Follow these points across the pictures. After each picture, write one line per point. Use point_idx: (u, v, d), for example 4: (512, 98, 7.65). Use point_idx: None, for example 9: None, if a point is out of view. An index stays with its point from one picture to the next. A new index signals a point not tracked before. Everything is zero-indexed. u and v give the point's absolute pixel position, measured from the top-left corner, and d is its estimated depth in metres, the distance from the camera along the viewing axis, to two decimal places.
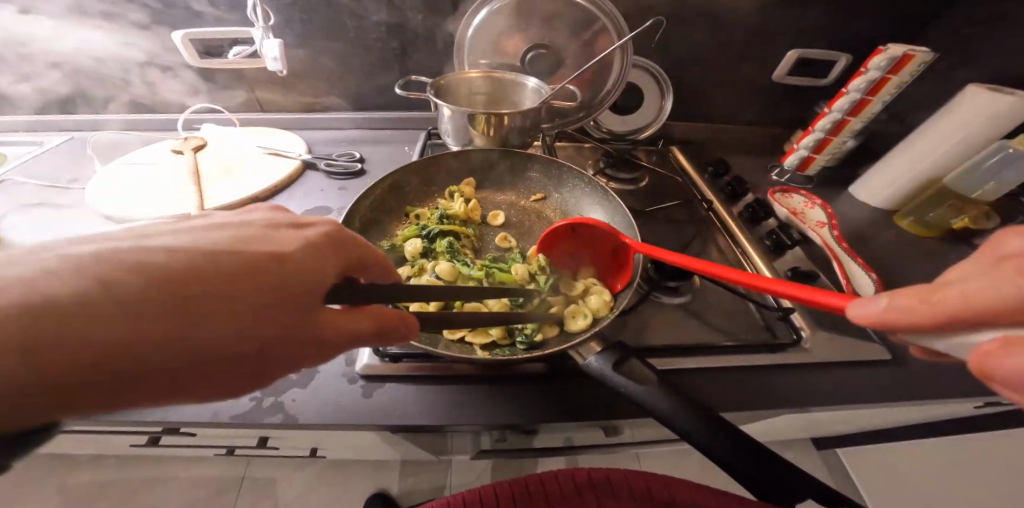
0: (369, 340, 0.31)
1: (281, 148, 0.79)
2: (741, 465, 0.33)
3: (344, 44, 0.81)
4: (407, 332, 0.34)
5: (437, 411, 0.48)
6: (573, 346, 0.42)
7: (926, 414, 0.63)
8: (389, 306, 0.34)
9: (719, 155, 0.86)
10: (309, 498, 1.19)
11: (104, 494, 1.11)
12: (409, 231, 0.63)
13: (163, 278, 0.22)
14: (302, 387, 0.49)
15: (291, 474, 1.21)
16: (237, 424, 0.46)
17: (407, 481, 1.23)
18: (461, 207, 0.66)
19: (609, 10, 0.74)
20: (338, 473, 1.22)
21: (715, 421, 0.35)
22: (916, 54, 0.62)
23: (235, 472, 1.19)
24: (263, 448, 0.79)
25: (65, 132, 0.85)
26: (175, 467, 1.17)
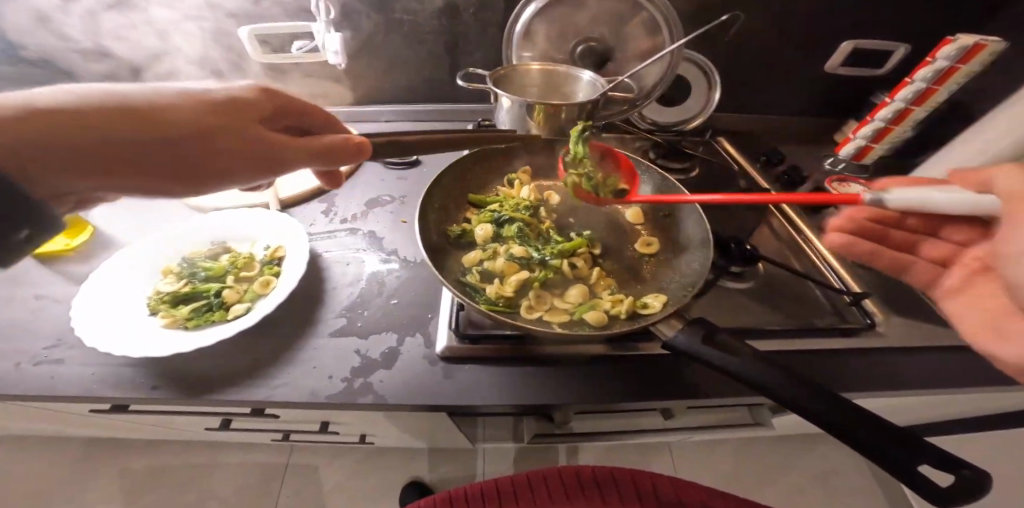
0: (323, 160, 0.41)
1: None
2: (861, 434, 0.33)
3: (398, 37, 0.82)
4: (355, 153, 0.42)
5: (517, 392, 0.50)
6: (653, 323, 0.43)
7: (995, 404, 0.62)
8: (344, 136, 0.42)
9: (770, 146, 0.86)
10: (352, 485, 1.22)
11: (162, 479, 1.17)
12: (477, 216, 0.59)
13: (163, 108, 0.34)
14: (387, 369, 0.51)
15: (332, 460, 1.26)
16: (333, 404, 0.47)
17: (445, 469, 1.25)
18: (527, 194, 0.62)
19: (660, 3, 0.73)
20: (378, 462, 1.26)
21: (826, 394, 0.35)
22: (988, 43, 0.61)
23: (280, 458, 1.25)
24: (323, 433, 0.82)
25: None
26: (227, 452, 1.23)
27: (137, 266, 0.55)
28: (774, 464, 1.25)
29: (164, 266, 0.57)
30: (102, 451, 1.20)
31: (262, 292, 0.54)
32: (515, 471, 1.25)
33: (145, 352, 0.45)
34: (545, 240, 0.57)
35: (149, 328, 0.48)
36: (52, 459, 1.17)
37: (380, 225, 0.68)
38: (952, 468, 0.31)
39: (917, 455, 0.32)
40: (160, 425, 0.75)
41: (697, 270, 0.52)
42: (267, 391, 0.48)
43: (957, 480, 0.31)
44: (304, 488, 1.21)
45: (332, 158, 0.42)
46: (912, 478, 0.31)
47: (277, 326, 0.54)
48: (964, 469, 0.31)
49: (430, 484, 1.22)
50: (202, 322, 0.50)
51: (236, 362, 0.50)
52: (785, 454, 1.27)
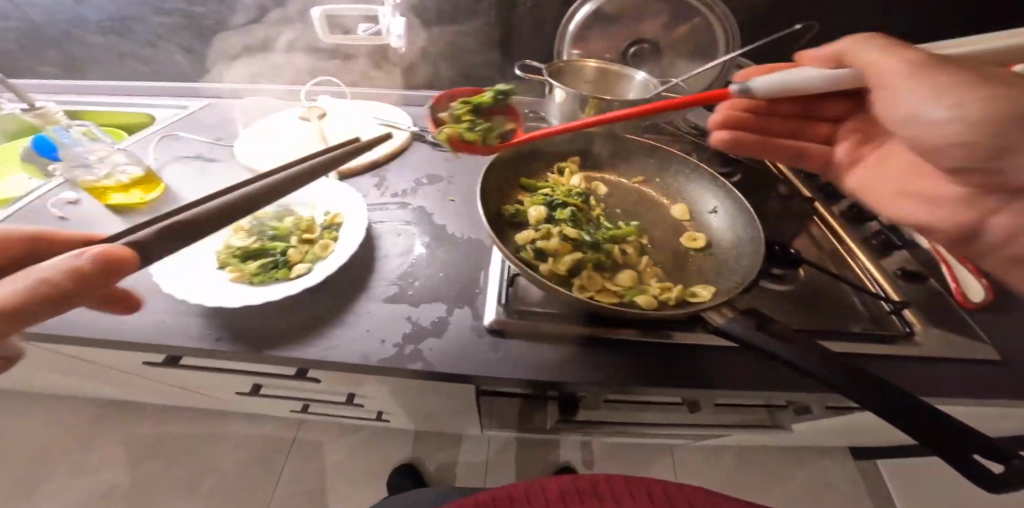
0: (68, 293, 0.25)
1: (392, 120, 0.85)
2: (914, 421, 0.34)
3: (455, 26, 0.85)
4: (116, 259, 0.26)
5: (561, 367, 0.51)
6: (707, 308, 0.45)
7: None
8: (83, 249, 0.26)
9: (811, 159, 0.87)
10: (355, 463, 1.27)
11: (172, 445, 1.25)
12: (532, 198, 0.61)
13: None
14: (437, 337, 0.53)
15: (336, 439, 1.30)
16: (385, 367, 0.49)
17: (449, 455, 1.28)
18: (577, 183, 0.64)
19: (720, 10, 0.75)
20: (384, 442, 1.29)
21: (878, 384, 0.36)
22: None
23: (287, 434, 1.30)
24: (345, 406, 0.83)
25: (204, 99, 0.91)
26: (239, 424, 1.30)
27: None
28: (778, 477, 1.25)
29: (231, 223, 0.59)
30: (120, 418, 1.27)
31: (321, 254, 0.56)
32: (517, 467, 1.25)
33: (219, 302, 0.47)
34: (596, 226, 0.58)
35: (219, 279, 0.51)
36: (75, 419, 1.26)
37: (430, 203, 0.70)
38: (1004, 459, 0.33)
39: (971, 445, 0.33)
40: (197, 384, 0.78)
41: (746, 265, 0.52)
42: (324, 351, 0.50)
43: (1009, 469, 0.33)
44: (309, 463, 1.25)
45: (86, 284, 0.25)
46: (969, 467, 0.33)
47: (333, 289, 0.56)
48: (1015, 458, 0.33)
49: (432, 470, 1.23)
50: (267, 278, 0.52)
51: (296, 320, 0.52)
52: (791, 468, 1.27)
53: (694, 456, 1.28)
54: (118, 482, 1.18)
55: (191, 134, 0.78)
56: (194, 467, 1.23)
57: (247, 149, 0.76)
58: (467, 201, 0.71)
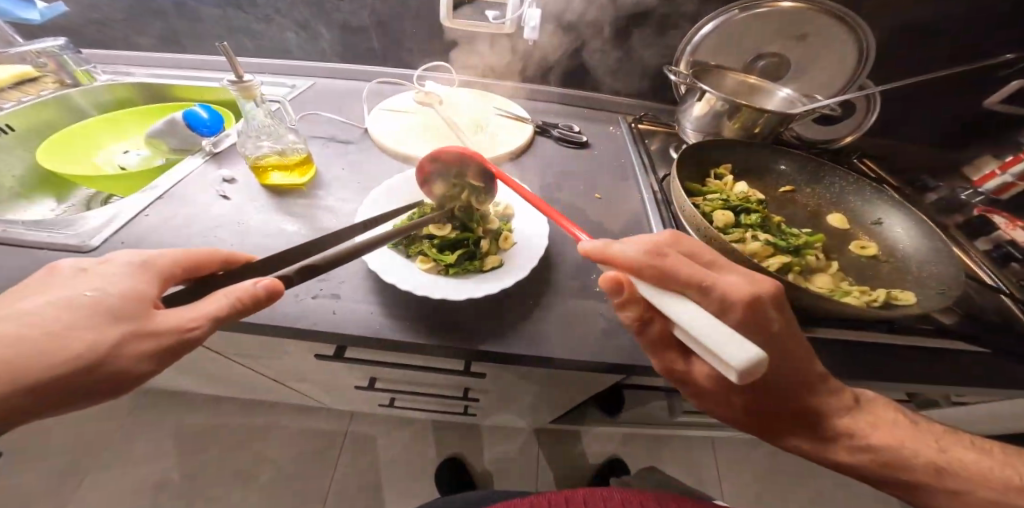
0: (237, 313, 0.32)
1: (514, 112, 0.84)
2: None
3: (579, 19, 0.83)
4: (268, 292, 0.32)
5: None
6: (933, 307, 0.48)
7: None
8: (249, 283, 0.32)
9: (909, 173, 0.90)
10: (409, 457, 1.22)
11: (218, 439, 1.16)
12: (707, 201, 0.62)
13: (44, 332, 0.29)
14: (634, 332, 0.52)
15: (391, 433, 1.25)
16: (595, 362, 0.49)
17: (505, 448, 1.26)
18: (742, 190, 0.65)
19: (862, 31, 0.75)
20: (441, 435, 1.26)
21: None
22: None
23: (340, 426, 1.24)
24: (454, 392, 0.83)
25: (310, 78, 0.89)
26: (285, 416, 1.22)
27: (383, 208, 0.56)
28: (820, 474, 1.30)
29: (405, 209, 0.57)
30: (163, 404, 1.19)
31: (507, 246, 0.54)
32: (575, 466, 1.24)
33: (445, 294, 0.46)
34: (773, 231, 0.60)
35: (424, 270, 0.49)
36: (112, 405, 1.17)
37: (577, 199, 0.70)
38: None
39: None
40: (309, 369, 0.76)
41: (940, 273, 0.53)
42: (529, 346, 0.49)
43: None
44: (364, 457, 1.20)
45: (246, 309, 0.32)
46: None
47: (519, 284, 0.55)
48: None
49: (493, 463, 1.22)
50: (463, 270, 0.51)
51: (494, 316, 0.51)
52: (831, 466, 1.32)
53: (742, 453, 1.32)
54: (158, 475, 1.09)
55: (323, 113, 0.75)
56: (240, 460, 1.14)
57: (379, 129, 0.71)
58: (612, 198, 0.71)
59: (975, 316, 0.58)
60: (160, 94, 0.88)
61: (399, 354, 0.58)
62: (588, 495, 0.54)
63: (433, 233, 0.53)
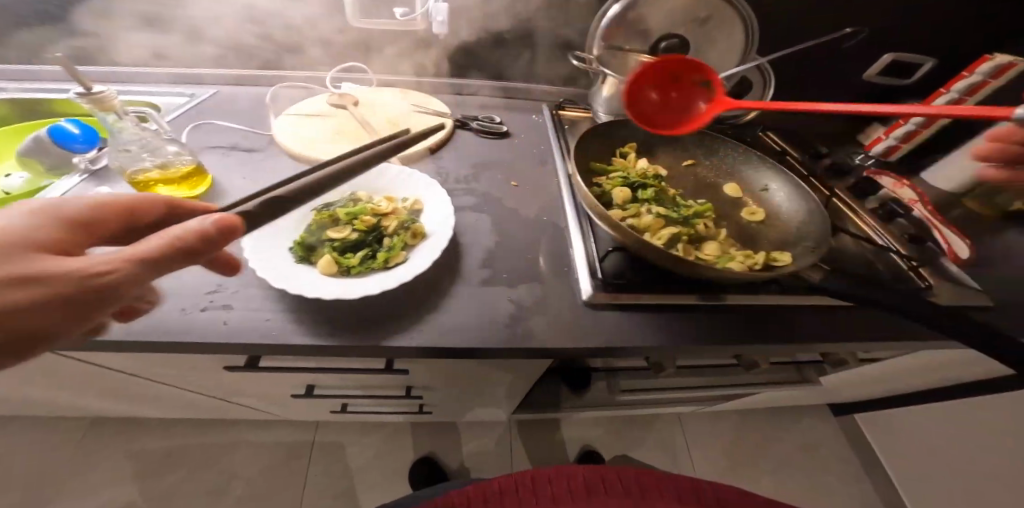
0: (177, 258, 0.29)
1: (432, 108, 0.84)
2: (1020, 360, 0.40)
3: (488, 12, 0.83)
4: (223, 233, 0.30)
5: (668, 335, 0.54)
6: (805, 271, 0.50)
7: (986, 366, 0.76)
8: (200, 218, 0.29)
9: (810, 141, 0.97)
10: (379, 461, 1.21)
11: (181, 462, 1.12)
12: (608, 180, 0.64)
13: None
14: (540, 314, 0.55)
15: (361, 438, 1.24)
16: (501, 348, 0.50)
17: (473, 443, 1.27)
18: (644, 166, 0.68)
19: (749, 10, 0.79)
20: (412, 434, 1.26)
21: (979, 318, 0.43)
22: (1019, 63, 0.69)
23: (306, 436, 1.21)
24: (403, 392, 0.81)
25: (213, 84, 0.85)
26: (247, 432, 1.19)
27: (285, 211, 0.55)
28: (772, 435, 1.39)
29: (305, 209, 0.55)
30: (110, 434, 1.12)
31: (412, 242, 0.55)
32: (546, 443, 1.28)
33: (336, 295, 0.45)
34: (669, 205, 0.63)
35: (318, 273, 0.48)
36: (53, 443, 1.10)
37: (494, 188, 0.71)
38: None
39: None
40: (247, 385, 0.74)
41: (814, 232, 0.58)
42: (437, 336, 0.50)
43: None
44: (335, 464, 1.19)
45: (195, 249, 0.29)
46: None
47: (428, 279, 0.55)
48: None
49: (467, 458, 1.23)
50: (364, 269, 0.51)
51: (398, 311, 0.52)
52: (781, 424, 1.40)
53: (702, 424, 1.39)
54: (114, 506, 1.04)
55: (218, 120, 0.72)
56: (205, 479, 1.11)
57: (285, 132, 0.69)
58: (529, 185, 0.73)
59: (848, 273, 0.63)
60: (44, 110, 0.81)
61: (316, 358, 0.57)
62: (553, 474, 0.53)
63: (333, 238, 0.50)
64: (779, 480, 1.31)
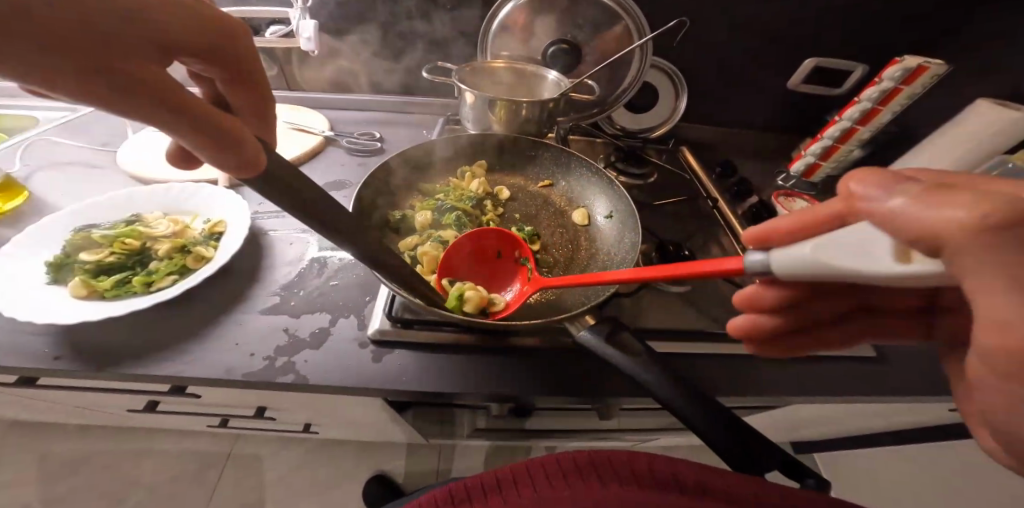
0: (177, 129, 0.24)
1: (305, 124, 0.83)
2: (734, 449, 0.32)
3: (372, 28, 0.84)
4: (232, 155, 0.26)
5: (441, 378, 0.50)
6: (570, 317, 0.43)
7: (907, 421, 0.64)
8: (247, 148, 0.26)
9: (725, 157, 0.89)
10: (299, 479, 1.01)
11: (81, 472, 0.97)
12: (425, 204, 0.62)
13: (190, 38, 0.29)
14: (314, 349, 0.50)
15: (280, 451, 1.04)
16: (250, 382, 0.46)
17: (410, 463, 1.05)
18: (477, 187, 0.66)
19: (633, 10, 0.76)
20: (325, 460, 1.04)
21: (709, 401, 0.34)
22: (930, 66, 0.66)
23: (220, 448, 1.03)
24: (257, 422, 0.73)
25: (100, 100, 0.87)
26: (166, 439, 1.02)
27: (62, 231, 0.53)
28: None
29: (77, 228, 0.54)
30: None
31: (192, 266, 0.53)
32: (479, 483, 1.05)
33: (54, 320, 0.42)
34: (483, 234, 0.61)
35: (58, 296, 0.45)
36: None
37: (332, 210, 0.68)
38: (800, 478, 0.32)
39: (773, 461, 0.32)
40: (54, 414, 0.67)
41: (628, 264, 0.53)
42: (184, 366, 0.45)
43: (803, 488, 0.32)
44: (246, 481, 0.99)
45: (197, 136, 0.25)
46: (770, 487, 0.31)
47: (211, 297, 0.52)
48: (808, 477, 0.32)
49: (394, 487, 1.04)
50: (122, 293, 0.48)
51: (153, 336, 0.47)
52: None
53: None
54: None
55: (68, 139, 0.73)
56: (105, 490, 0.95)
57: (132, 152, 0.72)
58: None
59: (679, 317, 0.57)
60: None
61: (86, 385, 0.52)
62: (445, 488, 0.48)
63: (84, 260, 0.49)
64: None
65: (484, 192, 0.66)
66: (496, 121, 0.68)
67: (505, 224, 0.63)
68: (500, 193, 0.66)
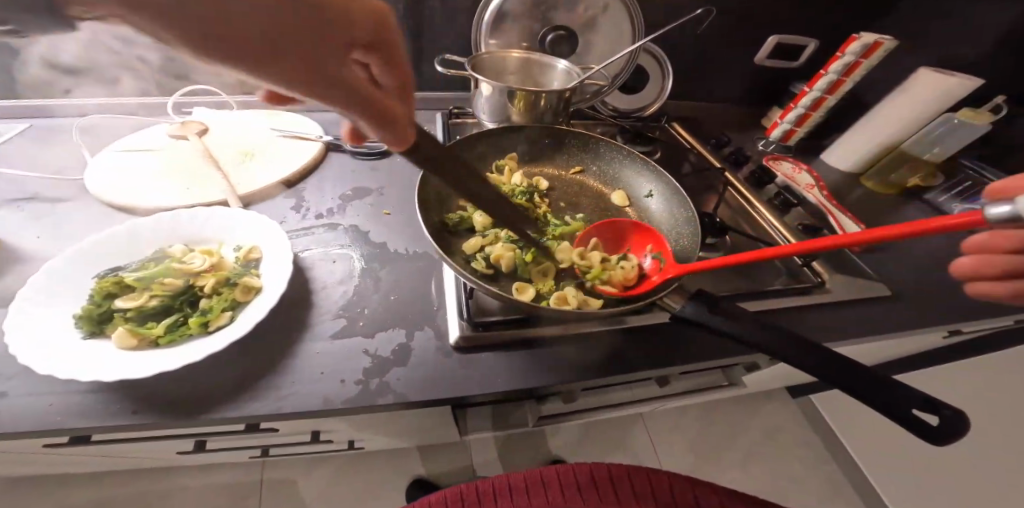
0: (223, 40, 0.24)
1: (298, 130, 0.76)
2: (855, 385, 0.37)
3: None
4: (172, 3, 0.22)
5: (537, 373, 0.51)
6: (662, 296, 0.46)
7: (895, 344, 0.76)
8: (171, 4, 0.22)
9: (712, 130, 0.97)
10: (338, 497, 0.98)
11: None
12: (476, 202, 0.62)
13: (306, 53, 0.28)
14: (403, 365, 0.49)
15: (314, 470, 1.00)
16: (351, 408, 0.45)
17: (447, 460, 1.07)
18: (519, 180, 0.66)
19: None
20: (361, 469, 1.02)
21: (824, 353, 0.39)
22: (883, 42, 0.76)
23: (249, 477, 0.97)
24: (312, 444, 0.71)
25: (26, 119, 0.70)
26: (187, 475, 0.95)
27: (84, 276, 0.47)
28: (737, 425, 1.27)
29: (96, 273, 0.47)
30: None
31: (243, 299, 0.48)
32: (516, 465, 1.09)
33: (121, 376, 0.38)
34: (539, 226, 0.63)
35: (109, 351, 0.41)
36: None
37: (363, 219, 0.65)
38: (936, 411, 0.35)
39: (903, 396, 0.36)
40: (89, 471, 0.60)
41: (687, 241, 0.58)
42: (277, 402, 0.44)
43: (942, 421, 0.35)
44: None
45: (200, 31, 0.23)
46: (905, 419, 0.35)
47: (269, 328, 0.49)
48: (945, 410, 0.35)
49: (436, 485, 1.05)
50: (178, 337, 0.44)
51: (233, 374, 0.45)
52: (756, 408, 1.32)
53: (667, 420, 1.26)
54: None
55: (16, 170, 0.61)
56: None
57: (105, 179, 0.61)
58: (404, 212, 0.67)
59: (725, 280, 0.63)
60: None
61: (153, 434, 0.48)
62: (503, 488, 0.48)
63: (122, 308, 0.44)
64: (753, 472, 1.20)
65: (527, 184, 0.66)
66: (519, 111, 0.68)
67: (555, 215, 0.65)
68: (540, 183, 0.67)
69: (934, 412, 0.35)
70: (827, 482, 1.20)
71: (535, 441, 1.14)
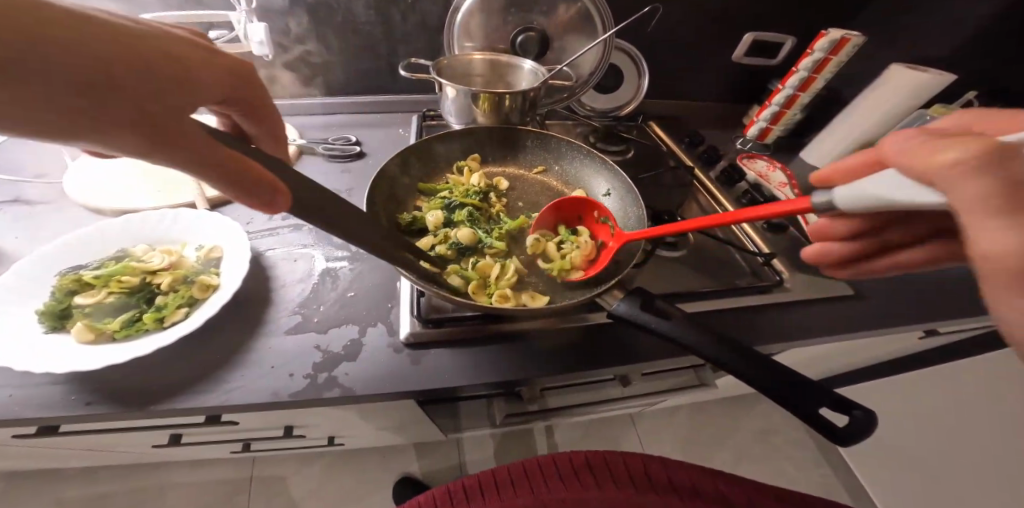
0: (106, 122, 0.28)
1: None
2: (777, 385, 0.37)
3: (331, 27, 0.80)
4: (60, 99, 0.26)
5: (484, 370, 0.52)
6: (599, 294, 0.47)
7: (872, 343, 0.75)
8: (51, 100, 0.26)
9: (689, 129, 0.96)
10: (323, 495, 0.99)
11: None
12: (432, 203, 0.64)
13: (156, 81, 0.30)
14: (352, 361, 0.51)
15: (301, 467, 1.02)
16: (298, 402, 0.46)
17: (432, 459, 1.08)
18: (478, 181, 0.68)
19: None
20: (348, 467, 1.04)
21: (750, 353, 0.39)
22: (851, 38, 0.76)
23: (239, 473, 1.00)
24: (287, 440, 0.72)
25: None
26: (180, 471, 0.98)
27: (50, 274, 0.50)
28: (727, 426, 1.26)
29: (62, 271, 0.50)
30: None
31: (200, 295, 0.50)
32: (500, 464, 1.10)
33: (72, 367, 0.41)
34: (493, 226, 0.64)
35: (64, 344, 0.43)
36: None
37: None
38: (847, 411, 0.36)
39: (817, 396, 0.37)
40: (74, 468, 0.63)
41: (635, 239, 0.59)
42: (226, 395, 0.45)
43: (851, 420, 0.36)
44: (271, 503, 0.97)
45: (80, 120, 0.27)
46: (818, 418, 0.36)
47: (226, 324, 0.51)
48: (855, 410, 0.36)
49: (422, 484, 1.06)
50: (133, 332, 0.46)
51: (187, 366, 0.47)
52: (747, 409, 1.30)
53: (655, 421, 1.25)
54: None
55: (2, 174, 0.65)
56: None
57: (83, 183, 0.64)
58: None
59: (681, 278, 0.63)
60: None
61: (119, 425, 0.51)
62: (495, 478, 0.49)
63: (82, 304, 0.46)
64: (742, 474, 1.19)
65: (485, 185, 0.68)
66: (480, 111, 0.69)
67: (512, 214, 0.66)
68: (499, 183, 0.69)
69: (845, 412, 0.37)
70: (819, 484, 1.18)
71: (521, 441, 1.14)
